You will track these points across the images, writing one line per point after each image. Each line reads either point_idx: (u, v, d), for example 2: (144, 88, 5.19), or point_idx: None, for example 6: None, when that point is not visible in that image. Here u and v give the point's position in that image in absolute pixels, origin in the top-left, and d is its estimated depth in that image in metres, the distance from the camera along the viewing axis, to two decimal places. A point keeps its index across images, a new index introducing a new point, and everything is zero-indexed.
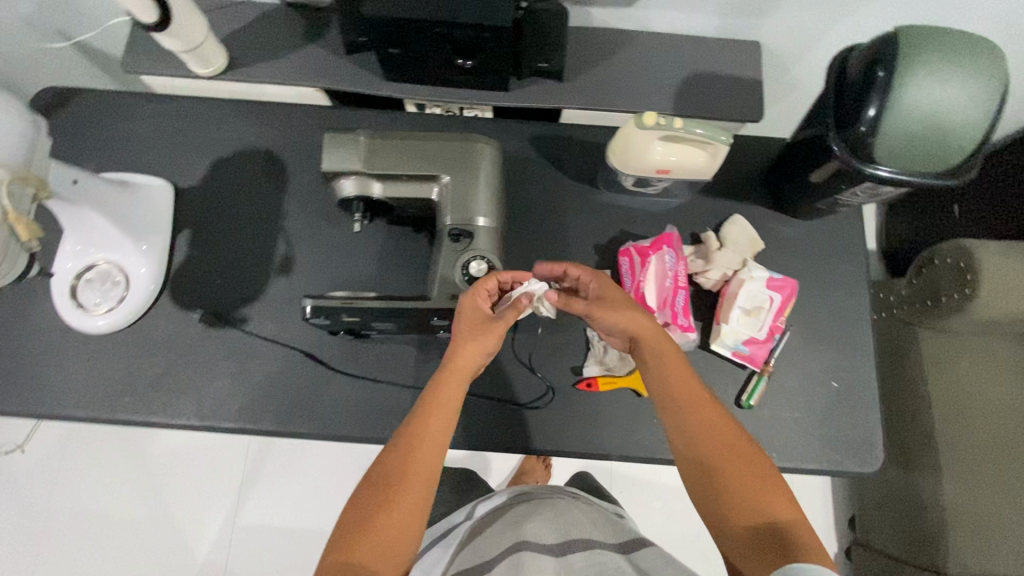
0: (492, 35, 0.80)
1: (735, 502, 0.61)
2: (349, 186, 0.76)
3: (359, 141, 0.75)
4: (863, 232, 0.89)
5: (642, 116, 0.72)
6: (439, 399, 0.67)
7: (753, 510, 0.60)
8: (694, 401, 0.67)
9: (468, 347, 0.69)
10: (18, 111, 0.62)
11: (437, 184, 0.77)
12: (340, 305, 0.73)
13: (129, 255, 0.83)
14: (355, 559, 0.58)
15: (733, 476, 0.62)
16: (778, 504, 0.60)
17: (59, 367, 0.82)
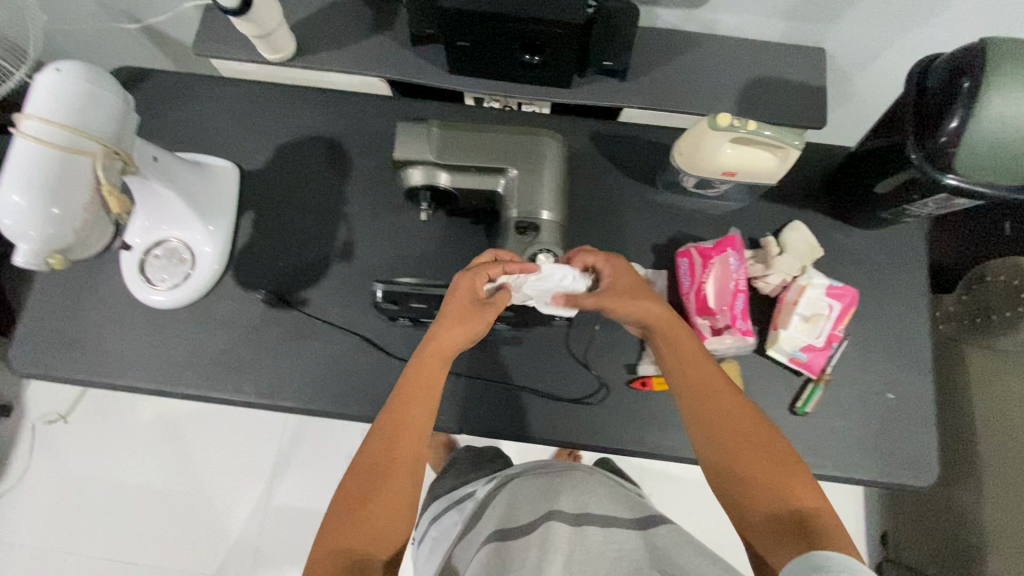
0: (564, 32, 0.81)
1: (757, 489, 0.63)
2: (417, 175, 0.77)
3: (431, 132, 0.76)
4: (924, 245, 0.89)
5: (716, 117, 0.72)
6: (421, 382, 0.70)
7: (773, 496, 0.62)
8: (711, 390, 0.69)
9: (445, 333, 0.71)
10: (111, 87, 0.64)
11: (505, 176, 0.78)
12: (408, 291, 0.77)
13: (196, 234, 0.85)
14: (349, 539, 0.63)
15: (754, 463, 0.64)
16: (797, 490, 0.62)
17: (124, 339, 0.83)
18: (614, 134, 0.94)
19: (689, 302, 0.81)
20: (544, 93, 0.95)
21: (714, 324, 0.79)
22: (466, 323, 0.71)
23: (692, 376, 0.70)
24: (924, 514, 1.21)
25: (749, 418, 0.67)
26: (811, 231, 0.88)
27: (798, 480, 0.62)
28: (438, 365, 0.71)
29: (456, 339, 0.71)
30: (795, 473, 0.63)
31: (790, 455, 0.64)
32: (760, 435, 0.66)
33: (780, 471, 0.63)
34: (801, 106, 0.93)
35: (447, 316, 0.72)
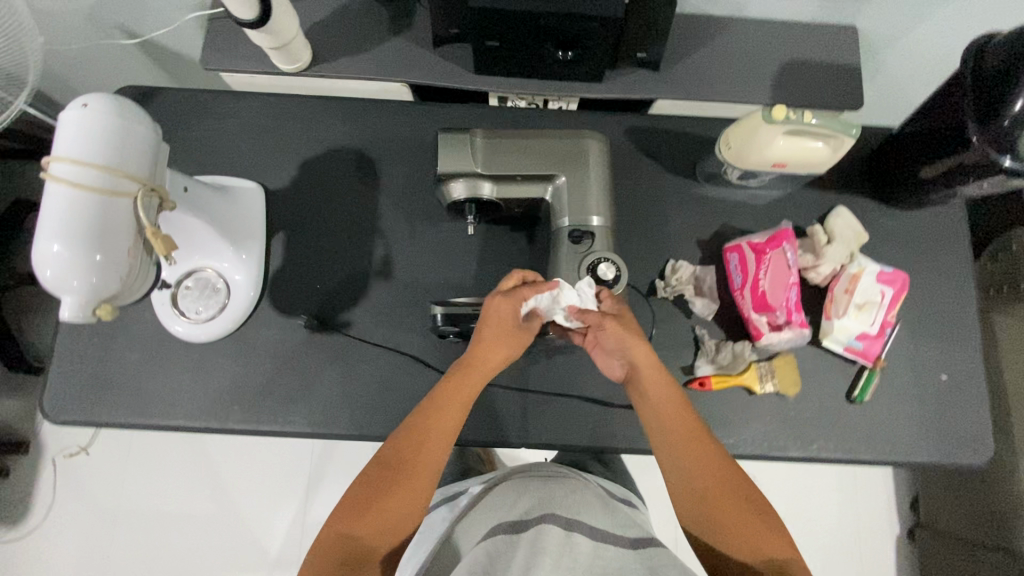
0: (601, 26, 0.77)
1: (732, 543, 0.65)
2: (459, 188, 0.74)
3: (474, 142, 0.73)
4: (967, 222, 0.88)
5: (772, 110, 0.70)
6: (458, 398, 0.71)
7: (748, 549, 0.65)
8: (694, 444, 0.69)
9: (486, 349, 0.72)
10: (141, 120, 0.59)
11: (552, 184, 0.75)
12: (468, 312, 0.77)
13: (228, 263, 0.81)
14: (357, 529, 0.66)
15: (732, 519, 0.66)
16: (772, 545, 0.64)
17: (164, 377, 0.80)
18: (649, 127, 0.91)
19: (745, 298, 0.79)
20: (574, 89, 0.91)
21: (772, 320, 0.79)
22: (503, 342, 0.72)
23: (677, 431, 0.69)
24: (958, 481, 1.24)
25: (731, 471, 0.68)
26: (853, 214, 0.88)
27: (775, 535, 0.65)
28: (476, 383, 0.72)
29: (492, 355, 0.72)
30: (773, 525, 0.65)
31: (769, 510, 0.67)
32: (743, 487, 0.67)
33: (757, 527, 0.65)
34: (838, 86, 0.91)
35: (485, 330, 0.72)
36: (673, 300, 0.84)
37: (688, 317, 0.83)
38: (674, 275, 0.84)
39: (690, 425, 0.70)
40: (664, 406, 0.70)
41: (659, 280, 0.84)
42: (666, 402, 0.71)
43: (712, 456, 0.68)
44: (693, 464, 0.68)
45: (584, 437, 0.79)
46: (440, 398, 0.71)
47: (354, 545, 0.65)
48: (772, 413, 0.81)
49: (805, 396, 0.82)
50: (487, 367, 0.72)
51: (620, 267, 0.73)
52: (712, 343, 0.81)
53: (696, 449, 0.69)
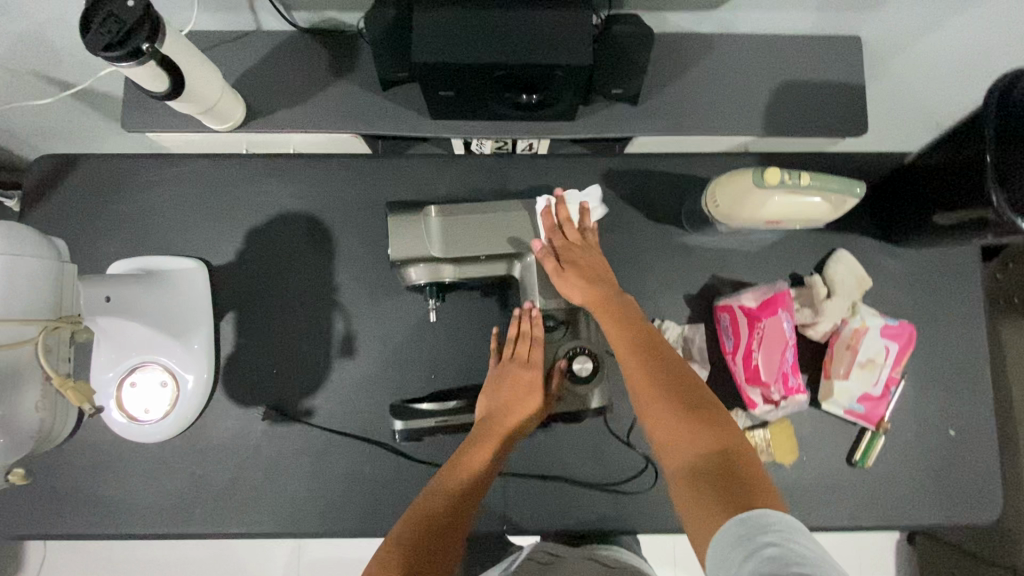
0: (566, 74, 0.67)
1: (676, 447, 0.57)
2: (418, 273, 0.69)
3: (429, 223, 0.68)
4: (979, 259, 0.80)
5: (764, 173, 0.63)
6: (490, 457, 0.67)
7: (694, 449, 0.55)
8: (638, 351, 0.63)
9: (521, 407, 0.70)
10: (35, 251, 0.52)
11: (519, 261, 0.72)
12: (434, 424, 0.72)
13: (177, 355, 0.75)
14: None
15: (671, 421, 0.58)
16: (715, 438, 0.56)
17: (119, 481, 0.75)
18: (630, 169, 0.82)
19: (737, 366, 0.74)
20: (544, 131, 0.81)
21: (766, 393, 0.73)
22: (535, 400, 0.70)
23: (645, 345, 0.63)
24: None
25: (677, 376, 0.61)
26: (854, 257, 0.80)
27: (719, 431, 0.56)
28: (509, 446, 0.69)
29: (524, 416, 0.70)
30: (714, 420, 0.57)
31: (718, 406, 0.58)
32: (689, 390, 0.59)
33: (702, 424, 0.56)
34: (844, 108, 0.80)
35: (521, 392, 0.70)
36: None
37: None
38: None
39: (635, 335, 0.64)
40: (610, 322, 0.65)
41: None
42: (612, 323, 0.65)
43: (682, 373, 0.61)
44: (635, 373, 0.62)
45: (570, 521, 0.75)
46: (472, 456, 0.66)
47: None
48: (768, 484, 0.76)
49: (804, 463, 0.76)
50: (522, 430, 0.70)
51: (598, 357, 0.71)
52: None
53: (644, 356, 0.62)
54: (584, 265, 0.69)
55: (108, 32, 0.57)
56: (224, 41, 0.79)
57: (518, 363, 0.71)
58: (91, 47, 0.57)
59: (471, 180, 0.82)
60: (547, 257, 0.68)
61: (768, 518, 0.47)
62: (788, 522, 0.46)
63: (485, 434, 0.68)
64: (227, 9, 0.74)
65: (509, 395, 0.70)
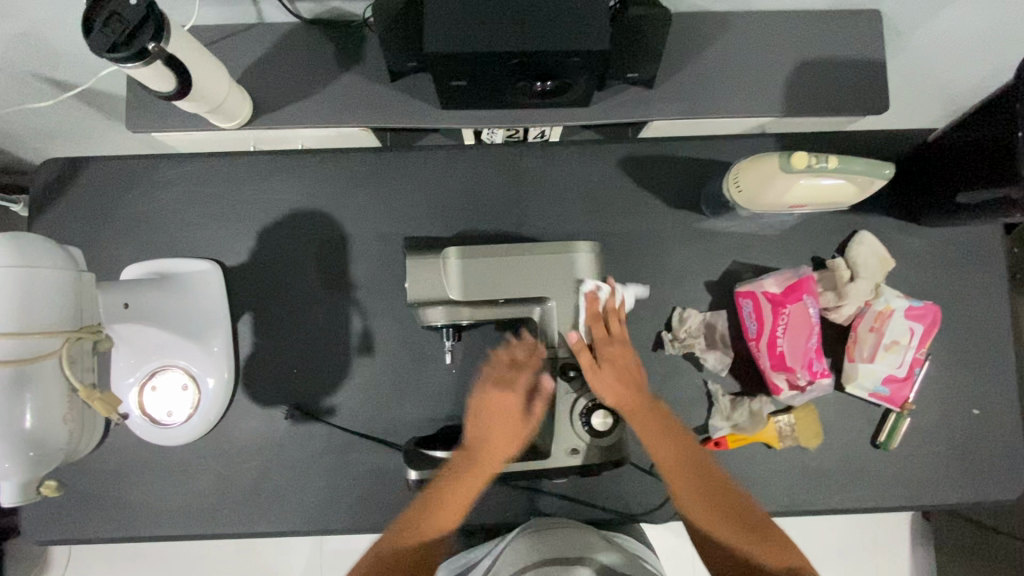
0: (583, 60, 0.65)
1: (741, 566, 0.65)
2: (437, 315, 0.68)
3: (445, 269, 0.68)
4: (1002, 236, 0.79)
5: (791, 157, 0.62)
6: (466, 483, 0.68)
7: (758, 567, 0.65)
8: (686, 470, 0.69)
9: (498, 437, 0.69)
10: (53, 261, 0.51)
11: (542, 306, 0.69)
12: (443, 481, 0.68)
13: (196, 358, 0.74)
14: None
15: (731, 539, 0.66)
16: (774, 556, 0.65)
17: (144, 485, 0.75)
18: (646, 154, 0.80)
19: (762, 353, 0.73)
20: (558, 118, 0.79)
21: (792, 379, 0.72)
22: (508, 425, 0.69)
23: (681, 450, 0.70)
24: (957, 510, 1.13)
25: (721, 489, 0.69)
26: (877, 237, 0.79)
27: (772, 545, 0.66)
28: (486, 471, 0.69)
29: (495, 445, 0.69)
30: (753, 523, 0.67)
31: (751, 509, 0.68)
32: (735, 503, 0.68)
33: (744, 532, 0.66)
34: (866, 84, 0.78)
35: (500, 419, 0.70)
36: (683, 354, 0.77)
37: (699, 370, 0.77)
38: (682, 326, 0.76)
39: (677, 440, 0.70)
40: (654, 435, 0.70)
41: (666, 332, 0.77)
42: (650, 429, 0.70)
43: (713, 473, 0.69)
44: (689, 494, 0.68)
45: (591, 504, 0.76)
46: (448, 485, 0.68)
47: None
48: (792, 468, 0.76)
49: (828, 446, 0.76)
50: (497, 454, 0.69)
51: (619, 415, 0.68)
52: (727, 400, 0.75)
53: (690, 475, 0.69)
54: (615, 360, 0.71)
55: (113, 33, 0.55)
56: (227, 36, 0.77)
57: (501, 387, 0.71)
58: (96, 48, 0.55)
59: (485, 171, 0.81)
60: (582, 350, 0.68)
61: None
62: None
63: (459, 462, 0.69)
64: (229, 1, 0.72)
65: (489, 419, 0.70)
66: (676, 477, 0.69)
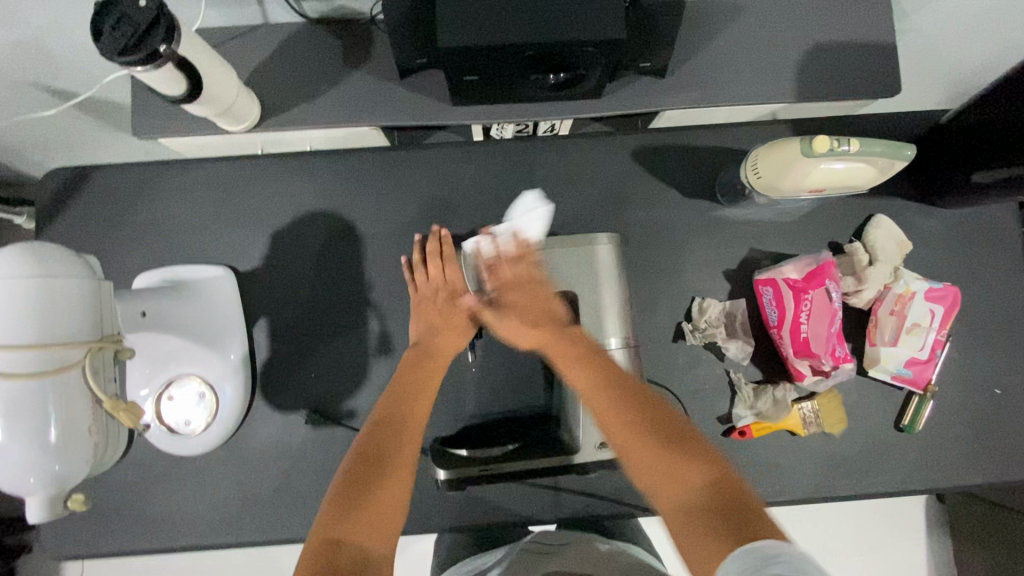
0: (597, 50, 0.64)
1: (663, 487, 0.54)
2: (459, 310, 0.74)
3: (444, 254, 0.75)
4: (1017, 215, 0.79)
5: (813, 142, 0.61)
6: (418, 380, 0.68)
7: (685, 485, 0.53)
8: (603, 398, 0.62)
9: (444, 331, 0.72)
10: (71, 269, 0.49)
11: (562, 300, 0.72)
12: (478, 473, 0.69)
13: (213, 366, 0.73)
14: (348, 535, 0.51)
15: (653, 463, 0.56)
16: (698, 470, 0.54)
17: (166, 496, 0.74)
18: (658, 145, 0.80)
19: (784, 340, 0.72)
20: (570, 111, 0.78)
21: (815, 365, 0.72)
22: (451, 323, 0.73)
23: (605, 382, 0.63)
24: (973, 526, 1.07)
25: (646, 418, 0.60)
26: (893, 220, 0.79)
27: (701, 466, 0.54)
28: (440, 370, 0.70)
29: (445, 334, 0.72)
30: (694, 453, 0.56)
31: (693, 442, 0.57)
32: (662, 428, 0.58)
33: (683, 458, 0.55)
34: (880, 66, 0.77)
35: (445, 313, 0.73)
36: (704, 344, 0.77)
37: (720, 361, 0.76)
38: (702, 317, 0.76)
39: (601, 369, 0.64)
40: (564, 360, 0.65)
41: (686, 323, 0.77)
42: (565, 361, 0.65)
43: (650, 406, 0.61)
44: (610, 419, 0.61)
45: (622, 499, 0.75)
46: (401, 385, 0.67)
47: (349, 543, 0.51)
48: (817, 454, 0.76)
49: (852, 431, 0.76)
50: (447, 353, 0.71)
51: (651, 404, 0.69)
52: (750, 388, 0.75)
53: (610, 403, 0.62)
54: (518, 298, 0.70)
55: (122, 35, 0.54)
56: (232, 38, 0.76)
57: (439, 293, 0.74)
58: (106, 51, 0.54)
59: (497, 167, 0.81)
60: (482, 307, 0.72)
61: (773, 545, 0.43)
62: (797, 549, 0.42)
63: (411, 362, 0.69)
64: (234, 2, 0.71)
65: (436, 317, 0.73)
66: (591, 402, 0.62)
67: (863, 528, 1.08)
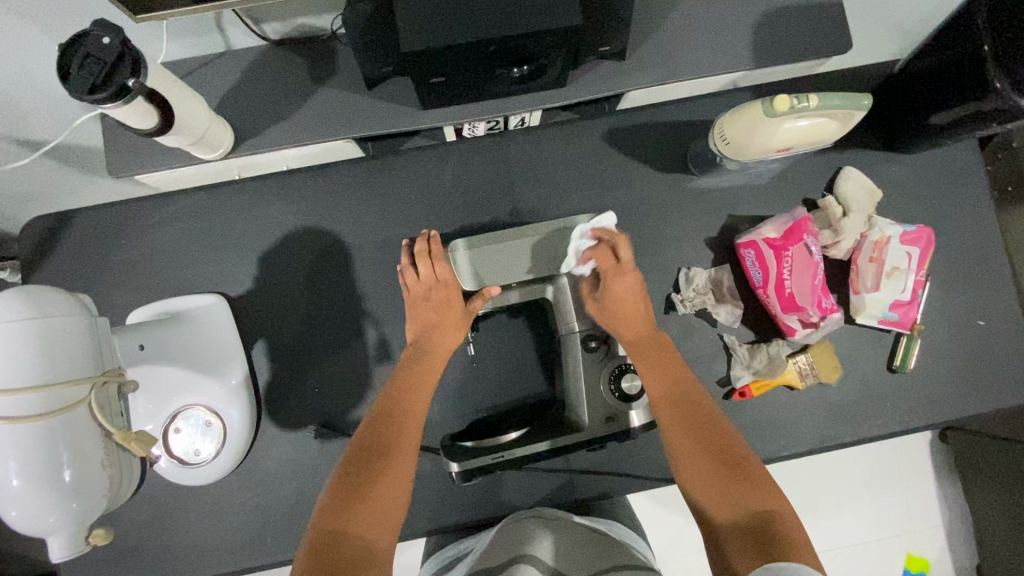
0: (556, 38, 0.66)
1: (717, 501, 0.58)
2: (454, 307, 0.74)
3: (434, 254, 0.74)
4: (977, 152, 0.82)
5: (772, 102, 0.63)
6: (419, 376, 0.70)
7: (736, 505, 0.57)
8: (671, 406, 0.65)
9: (444, 326, 0.73)
10: (64, 308, 0.50)
11: (553, 284, 0.74)
12: (489, 462, 0.69)
13: (217, 393, 0.73)
14: (351, 526, 0.55)
15: (710, 477, 0.60)
16: (752, 496, 0.57)
17: (184, 528, 0.74)
18: (627, 125, 0.83)
19: (772, 298, 0.74)
20: (539, 102, 0.79)
21: (804, 318, 0.74)
22: (449, 318, 0.73)
23: (678, 397, 0.66)
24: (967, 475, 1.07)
25: (713, 435, 0.63)
26: (861, 171, 0.81)
27: (756, 490, 0.57)
28: (439, 364, 0.72)
29: (446, 332, 0.73)
30: (753, 478, 0.58)
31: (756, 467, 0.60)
32: (724, 448, 0.62)
33: (743, 481, 0.58)
34: (832, 23, 0.79)
35: (443, 309, 0.73)
36: (695, 312, 0.78)
37: (713, 326, 0.78)
38: (690, 286, 0.78)
39: (676, 386, 0.67)
40: (646, 364, 0.69)
41: (675, 294, 0.78)
42: (647, 370, 0.69)
43: (716, 425, 0.64)
44: (673, 423, 0.65)
45: (636, 472, 0.76)
46: (401, 382, 0.69)
47: (349, 535, 0.54)
48: (817, 405, 0.78)
49: (847, 378, 0.78)
50: (445, 348, 0.72)
51: None
52: (745, 349, 0.77)
53: (676, 414, 0.65)
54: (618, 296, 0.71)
55: (90, 74, 0.55)
56: (198, 68, 0.76)
57: (430, 290, 0.74)
58: (75, 91, 0.55)
59: (472, 165, 0.82)
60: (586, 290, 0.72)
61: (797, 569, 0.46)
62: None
63: (411, 360, 0.71)
64: (196, 32, 0.72)
65: (432, 315, 0.73)
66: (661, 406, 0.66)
67: (871, 476, 1.10)
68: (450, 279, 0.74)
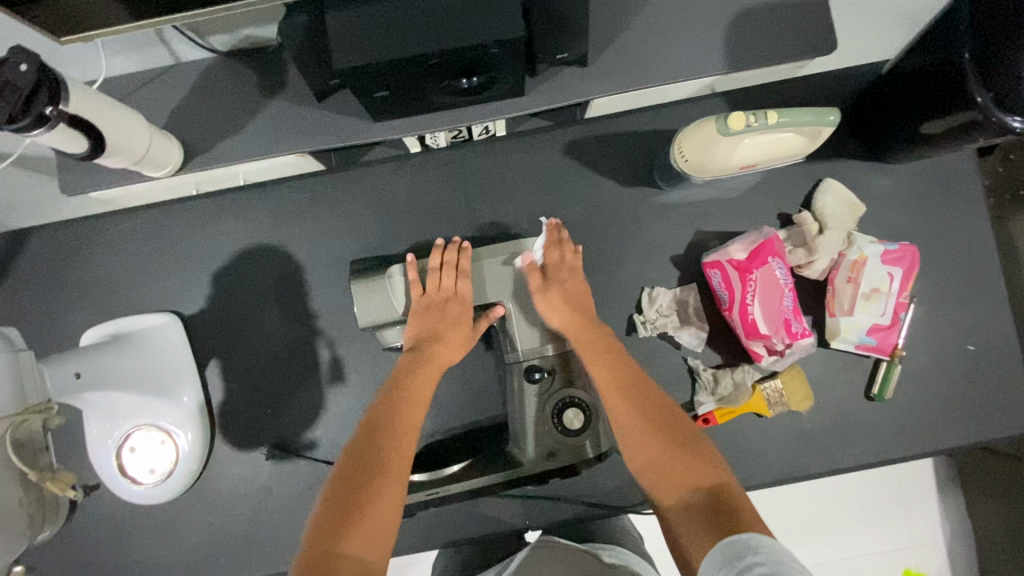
0: (502, 50, 0.62)
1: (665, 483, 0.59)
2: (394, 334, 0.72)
3: (461, 269, 0.71)
4: (974, 162, 0.76)
5: (727, 119, 0.59)
6: (415, 386, 0.66)
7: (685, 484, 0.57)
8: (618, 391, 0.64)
9: (449, 337, 0.69)
10: None
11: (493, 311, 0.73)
12: (424, 495, 0.69)
13: (168, 411, 0.73)
14: (343, 545, 0.52)
15: (659, 458, 0.60)
16: (700, 469, 0.58)
17: (139, 546, 0.75)
18: (592, 137, 0.78)
19: (735, 321, 0.70)
20: (497, 113, 0.75)
21: (769, 345, 0.70)
22: (456, 332, 0.69)
23: (616, 386, 0.64)
24: None
25: (655, 410, 0.63)
26: (842, 183, 0.76)
27: (706, 467, 0.58)
28: (437, 373, 0.68)
29: (447, 345, 0.69)
30: (699, 451, 0.59)
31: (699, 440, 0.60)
32: (668, 424, 0.62)
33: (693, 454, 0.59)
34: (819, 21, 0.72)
35: (450, 321, 0.70)
36: (657, 335, 0.75)
37: (676, 349, 0.75)
38: (652, 306, 0.74)
39: (621, 370, 0.66)
40: (591, 353, 0.66)
41: (637, 314, 0.75)
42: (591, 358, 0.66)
43: (656, 400, 0.64)
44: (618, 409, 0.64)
45: (591, 499, 0.74)
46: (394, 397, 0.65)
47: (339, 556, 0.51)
48: (785, 433, 0.74)
49: (819, 406, 0.74)
50: (444, 361, 0.69)
51: (589, 409, 0.69)
52: (709, 374, 0.73)
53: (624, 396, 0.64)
54: (568, 288, 0.70)
55: (7, 103, 0.53)
56: (145, 83, 0.75)
57: (447, 294, 0.70)
58: None
59: (430, 178, 0.79)
60: (534, 271, 0.69)
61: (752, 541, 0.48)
62: (778, 545, 0.47)
63: (410, 363, 0.67)
64: (137, 46, 0.70)
65: (442, 323, 0.69)
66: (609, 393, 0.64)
67: None
68: (461, 287, 0.70)
